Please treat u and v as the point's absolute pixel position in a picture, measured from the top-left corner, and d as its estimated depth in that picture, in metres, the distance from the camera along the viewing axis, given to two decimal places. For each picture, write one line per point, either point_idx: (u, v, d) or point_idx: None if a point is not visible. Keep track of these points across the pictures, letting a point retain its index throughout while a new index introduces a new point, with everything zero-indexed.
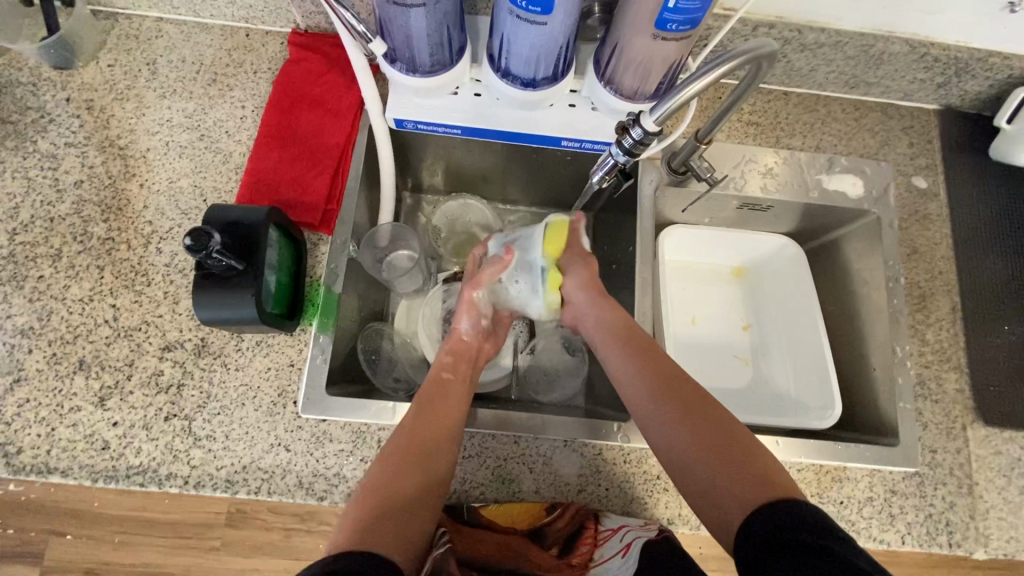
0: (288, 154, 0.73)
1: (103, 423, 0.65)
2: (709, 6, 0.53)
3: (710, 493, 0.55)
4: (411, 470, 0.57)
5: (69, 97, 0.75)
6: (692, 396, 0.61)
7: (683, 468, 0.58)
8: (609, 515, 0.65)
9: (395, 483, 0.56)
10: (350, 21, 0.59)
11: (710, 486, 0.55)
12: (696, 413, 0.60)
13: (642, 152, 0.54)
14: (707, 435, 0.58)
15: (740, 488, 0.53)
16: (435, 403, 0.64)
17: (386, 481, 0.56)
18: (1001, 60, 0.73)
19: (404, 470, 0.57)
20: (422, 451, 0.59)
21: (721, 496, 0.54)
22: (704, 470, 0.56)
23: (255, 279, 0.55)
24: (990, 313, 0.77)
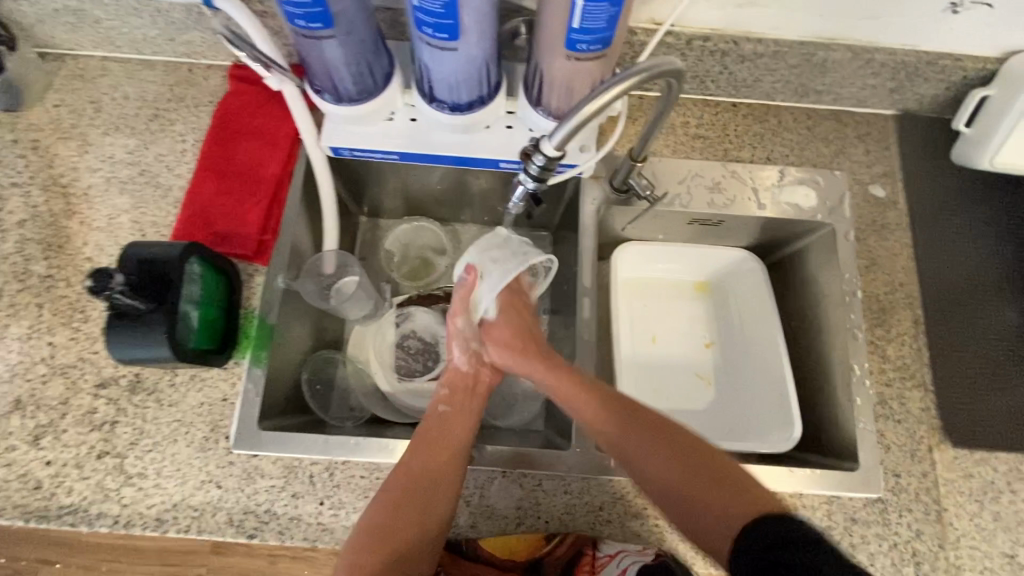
0: (225, 186, 0.73)
1: (36, 462, 0.65)
2: (615, 25, 0.52)
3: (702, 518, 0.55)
4: (413, 519, 0.59)
5: (15, 138, 0.76)
6: (653, 423, 0.62)
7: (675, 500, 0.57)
8: (608, 541, 0.64)
9: (395, 533, 0.58)
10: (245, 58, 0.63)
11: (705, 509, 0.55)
12: (665, 441, 0.60)
13: (551, 178, 0.52)
14: (684, 459, 0.58)
15: (730, 507, 0.54)
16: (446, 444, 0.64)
17: (388, 530, 0.58)
18: (952, 62, 0.71)
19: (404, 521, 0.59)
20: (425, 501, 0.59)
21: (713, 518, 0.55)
22: (693, 497, 0.56)
23: (168, 317, 0.56)
24: (955, 327, 0.73)
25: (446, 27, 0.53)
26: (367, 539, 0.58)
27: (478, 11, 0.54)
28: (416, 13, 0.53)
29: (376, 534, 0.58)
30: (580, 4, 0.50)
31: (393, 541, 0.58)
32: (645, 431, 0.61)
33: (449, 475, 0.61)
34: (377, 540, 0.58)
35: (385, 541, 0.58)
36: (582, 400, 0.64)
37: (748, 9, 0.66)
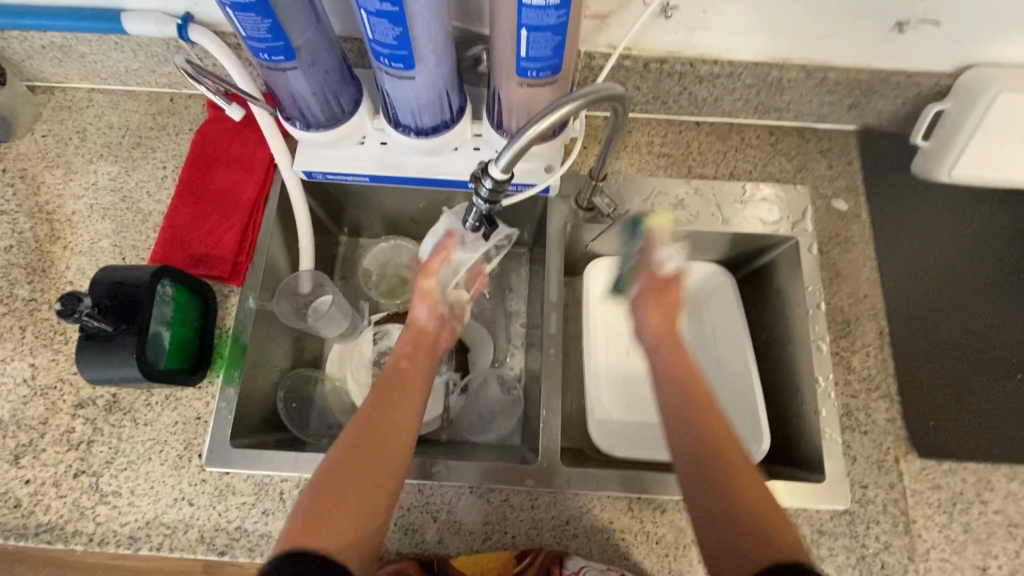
0: (201, 210, 0.75)
1: (15, 481, 0.66)
2: (560, 53, 0.55)
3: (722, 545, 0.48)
4: (378, 460, 0.55)
5: (4, 167, 0.79)
6: (731, 442, 0.53)
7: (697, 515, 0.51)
8: (574, 558, 0.63)
9: (360, 473, 0.53)
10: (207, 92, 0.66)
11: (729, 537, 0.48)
12: (733, 461, 0.52)
13: (502, 198, 0.54)
14: (738, 483, 0.50)
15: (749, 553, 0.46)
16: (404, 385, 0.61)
17: (347, 472, 0.53)
18: (904, 79, 0.73)
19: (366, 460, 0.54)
20: (386, 437, 0.56)
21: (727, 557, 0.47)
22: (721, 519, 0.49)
23: (139, 337, 0.58)
24: (920, 337, 0.73)
25: (401, 58, 0.56)
26: (324, 486, 0.52)
27: (432, 43, 0.57)
28: (372, 45, 0.56)
29: (334, 476, 0.53)
30: (524, 34, 0.52)
31: (355, 484, 0.53)
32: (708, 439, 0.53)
33: (409, 412, 0.59)
34: (339, 486, 0.52)
35: (347, 484, 0.53)
36: (672, 395, 0.57)
37: (701, 32, 0.68)
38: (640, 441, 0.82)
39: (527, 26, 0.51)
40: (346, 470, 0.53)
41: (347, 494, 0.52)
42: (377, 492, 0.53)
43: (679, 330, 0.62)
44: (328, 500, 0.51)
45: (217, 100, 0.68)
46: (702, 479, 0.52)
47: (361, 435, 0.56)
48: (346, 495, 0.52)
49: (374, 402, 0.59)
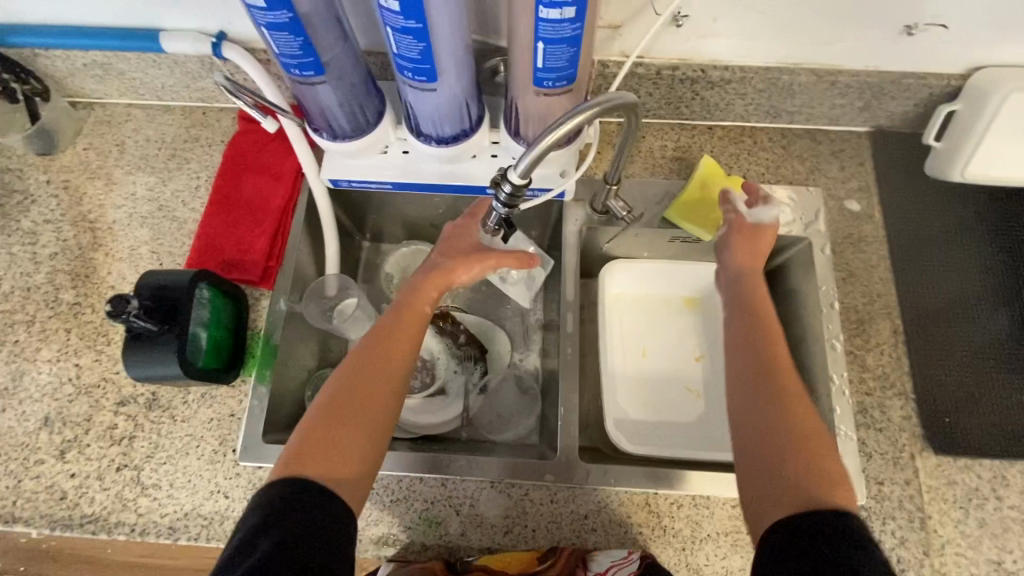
0: (234, 217, 0.79)
1: (62, 474, 0.70)
2: (575, 64, 0.57)
3: (768, 486, 0.52)
4: (373, 398, 0.59)
5: (49, 178, 0.84)
6: (798, 403, 0.57)
7: (746, 464, 0.55)
8: (597, 558, 0.64)
9: (355, 410, 0.58)
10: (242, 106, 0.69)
11: (775, 482, 0.52)
12: (795, 415, 0.56)
13: (520, 203, 0.56)
14: (794, 439, 0.54)
15: (795, 493, 0.50)
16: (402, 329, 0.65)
17: (344, 409, 0.58)
18: (915, 80, 0.74)
19: (361, 400, 0.58)
20: (380, 378, 0.60)
21: (768, 499, 0.51)
22: (772, 466, 0.53)
23: (179, 337, 0.62)
24: (935, 335, 0.74)
25: (424, 71, 0.59)
26: (323, 420, 0.57)
27: (452, 56, 0.60)
28: (396, 59, 0.59)
29: (332, 412, 0.57)
30: (541, 47, 0.55)
31: (351, 419, 0.57)
32: (766, 397, 0.58)
33: (402, 354, 0.63)
34: (335, 422, 0.57)
35: (344, 420, 0.57)
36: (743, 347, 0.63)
37: (711, 39, 0.70)
38: (656, 440, 0.83)
39: (543, 39, 0.53)
40: (344, 406, 0.58)
41: (344, 428, 0.56)
42: (372, 429, 0.58)
43: (762, 270, 0.72)
44: (326, 431, 0.56)
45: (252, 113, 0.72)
46: (754, 432, 0.56)
47: (359, 375, 0.60)
48: (342, 429, 0.56)
49: (373, 345, 0.63)
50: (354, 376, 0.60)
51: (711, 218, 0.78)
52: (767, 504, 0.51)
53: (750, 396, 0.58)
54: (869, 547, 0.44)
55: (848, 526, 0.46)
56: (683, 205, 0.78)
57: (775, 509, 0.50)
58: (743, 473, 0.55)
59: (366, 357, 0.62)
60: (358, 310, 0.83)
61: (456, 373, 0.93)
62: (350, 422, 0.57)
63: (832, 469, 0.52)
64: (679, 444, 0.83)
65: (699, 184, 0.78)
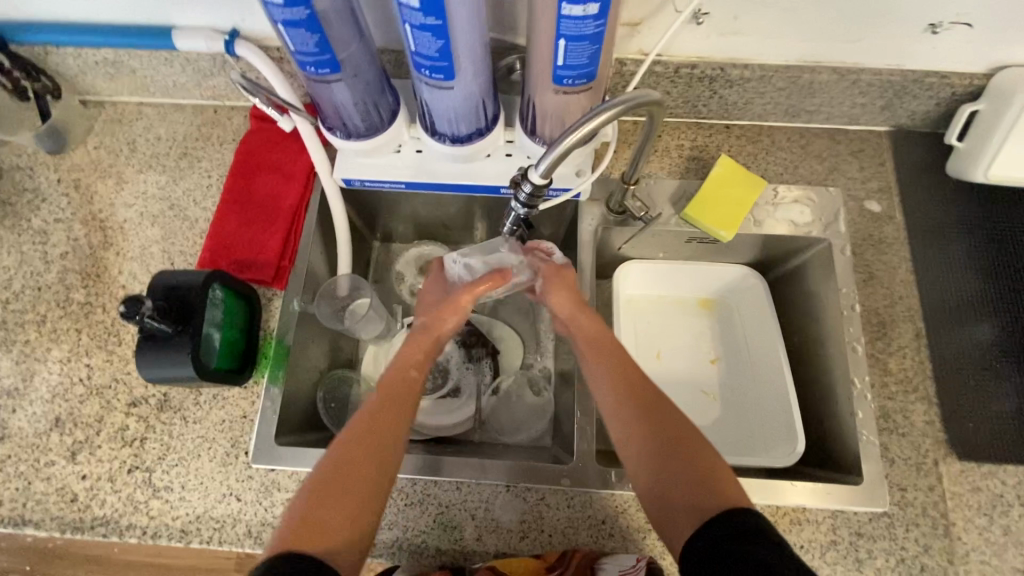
0: (246, 217, 0.79)
1: (73, 476, 0.69)
2: (597, 62, 0.56)
3: (669, 500, 0.55)
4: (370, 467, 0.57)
5: (59, 177, 0.83)
6: (664, 412, 0.60)
7: (648, 490, 0.57)
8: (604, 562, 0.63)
9: (352, 478, 0.56)
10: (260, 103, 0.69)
11: (676, 492, 0.55)
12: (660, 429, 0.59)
13: (541, 203, 0.55)
14: (668, 451, 0.57)
15: (699, 506, 0.53)
16: (396, 393, 0.63)
17: (340, 478, 0.55)
18: (939, 79, 0.72)
19: (354, 467, 0.56)
20: (378, 446, 0.58)
21: (678, 513, 0.54)
22: (668, 483, 0.56)
23: (193, 338, 0.61)
24: (959, 338, 0.72)
25: (441, 69, 0.58)
26: (318, 491, 0.55)
27: (471, 55, 0.59)
28: (414, 57, 0.58)
29: (328, 482, 0.55)
30: (562, 44, 0.54)
31: (349, 490, 0.55)
32: (645, 416, 0.60)
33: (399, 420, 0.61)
34: (331, 491, 0.55)
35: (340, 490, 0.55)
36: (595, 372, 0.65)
37: (731, 37, 0.69)
38: None
39: (565, 36, 0.52)
40: (342, 475, 0.56)
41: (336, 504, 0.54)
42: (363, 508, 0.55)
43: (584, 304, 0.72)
44: (320, 505, 0.54)
45: (270, 111, 0.71)
46: (639, 462, 0.58)
47: (356, 443, 0.58)
48: (338, 500, 0.54)
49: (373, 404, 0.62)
50: (351, 442, 0.58)
51: (730, 214, 0.76)
52: (682, 522, 0.54)
53: (629, 422, 0.60)
54: (774, 542, 0.47)
55: (748, 523, 0.49)
56: (700, 203, 0.76)
57: (687, 521, 0.53)
58: (645, 490, 0.58)
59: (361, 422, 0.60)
60: (371, 311, 0.83)
61: (467, 374, 0.92)
62: (346, 492, 0.55)
63: (710, 467, 0.56)
64: None
65: (715, 182, 0.77)
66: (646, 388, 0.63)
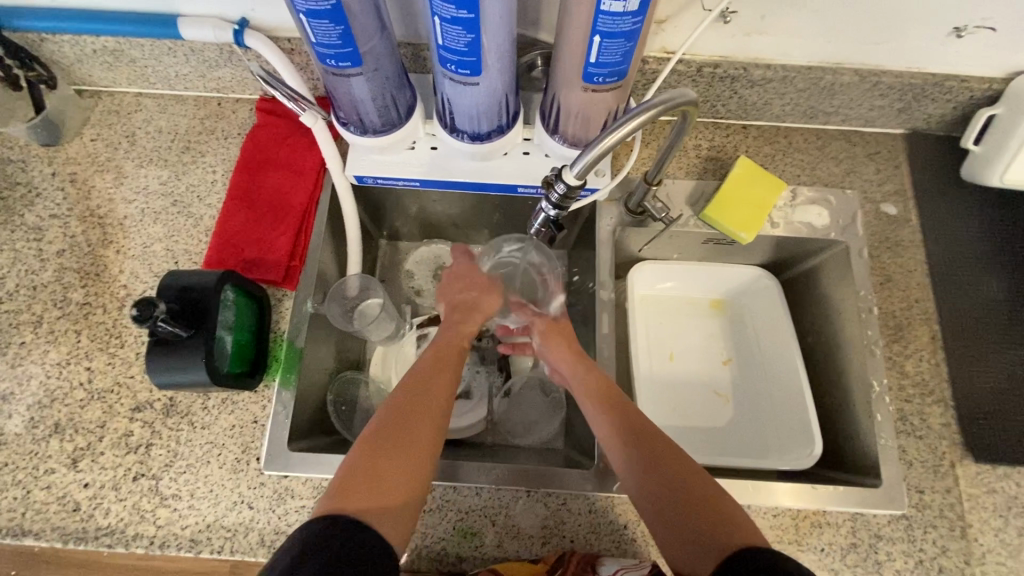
0: (254, 214, 0.76)
1: (74, 485, 0.66)
2: (630, 59, 0.55)
3: (682, 539, 0.54)
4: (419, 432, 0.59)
5: (54, 171, 0.80)
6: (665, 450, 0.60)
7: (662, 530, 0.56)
8: (606, 562, 0.62)
9: (401, 440, 0.57)
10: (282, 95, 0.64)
11: (687, 532, 0.54)
12: (671, 474, 0.58)
13: (572, 205, 0.54)
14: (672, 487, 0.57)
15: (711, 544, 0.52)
16: (445, 371, 0.67)
17: (390, 439, 0.57)
18: (958, 83, 0.72)
19: (403, 430, 0.58)
20: (425, 411, 0.61)
21: (690, 548, 0.53)
22: (679, 522, 0.55)
23: (206, 342, 0.58)
24: (973, 341, 0.73)
25: (469, 64, 0.56)
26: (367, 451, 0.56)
27: (499, 51, 0.57)
28: (440, 51, 0.56)
29: (377, 444, 0.56)
30: (597, 41, 0.52)
31: (398, 449, 0.56)
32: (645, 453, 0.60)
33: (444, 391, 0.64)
34: (377, 455, 0.55)
35: (389, 451, 0.56)
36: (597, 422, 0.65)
37: (756, 37, 0.68)
38: (685, 445, 0.81)
39: (600, 33, 0.51)
40: (395, 436, 0.57)
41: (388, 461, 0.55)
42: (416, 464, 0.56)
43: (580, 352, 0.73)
44: (372, 462, 0.55)
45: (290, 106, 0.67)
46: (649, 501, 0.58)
47: (407, 409, 0.60)
48: (388, 460, 0.55)
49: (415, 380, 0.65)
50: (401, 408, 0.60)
51: (749, 217, 0.75)
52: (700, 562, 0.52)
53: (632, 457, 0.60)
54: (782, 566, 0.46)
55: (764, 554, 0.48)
56: (721, 204, 0.75)
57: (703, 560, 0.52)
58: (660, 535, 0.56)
59: (410, 393, 0.62)
60: (381, 311, 0.84)
61: (478, 374, 0.91)
62: (398, 449, 0.56)
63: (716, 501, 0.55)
64: (708, 450, 0.81)
65: (735, 183, 0.76)
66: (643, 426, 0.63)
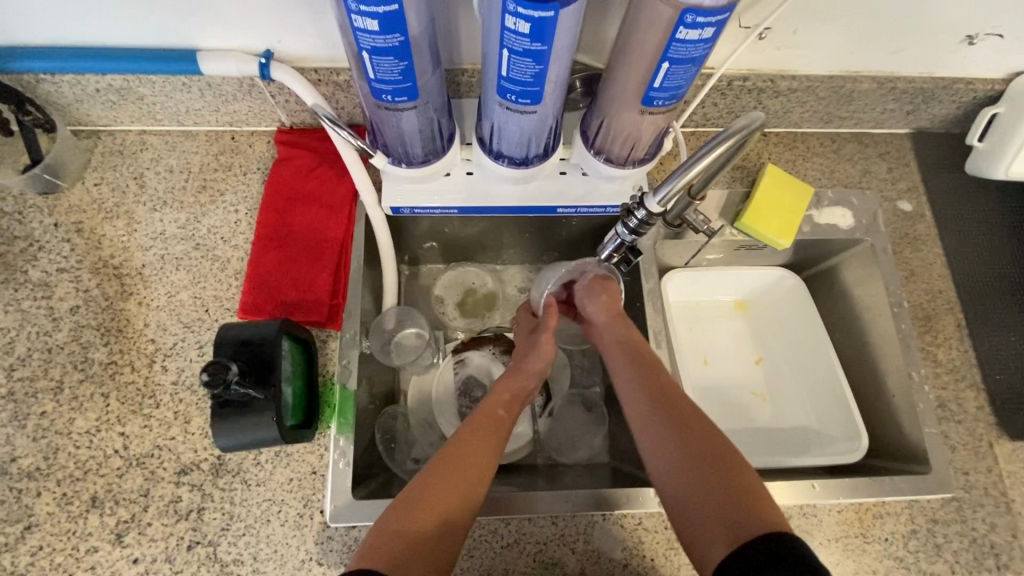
0: (288, 254, 0.73)
1: (123, 562, 0.61)
2: (692, 83, 0.55)
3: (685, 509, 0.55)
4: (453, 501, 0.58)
5: (56, 221, 0.74)
6: (693, 423, 0.60)
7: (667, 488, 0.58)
8: None
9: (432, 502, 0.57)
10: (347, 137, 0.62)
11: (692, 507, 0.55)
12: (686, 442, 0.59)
13: (647, 232, 0.55)
14: (698, 471, 0.56)
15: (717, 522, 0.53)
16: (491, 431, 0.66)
17: (423, 497, 0.57)
18: (965, 85, 0.77)
19: (441, 490, 0.58)
20: (463, 466, 0.60)
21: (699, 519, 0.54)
22: (695, 508, 0.55)
23: (274, 401, 0.55)
24: (994, 325, 0.78)
25: (531, 94, 0.55)
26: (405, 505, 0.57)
27: (559, 79, 0.57)
28: (501, 82, 0.55)
29: (408, 507, 0.56)
30: (665, 67, 0.52)
31: (429, 513, 0.56)
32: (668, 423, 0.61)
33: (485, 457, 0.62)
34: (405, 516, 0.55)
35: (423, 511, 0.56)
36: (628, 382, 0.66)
37: (785, 51, 0.70)
38: None
39: (671, 59, 0.51)
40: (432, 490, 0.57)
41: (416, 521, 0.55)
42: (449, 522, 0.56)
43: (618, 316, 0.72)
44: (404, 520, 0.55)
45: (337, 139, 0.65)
46: (675, 480, 0.57)
47: (446, 476, 0.59)
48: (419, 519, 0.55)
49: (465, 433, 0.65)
50: (439, 475, 0.59)
51: (783, 223, 0.77)
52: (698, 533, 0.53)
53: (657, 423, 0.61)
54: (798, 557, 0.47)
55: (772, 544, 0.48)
56: (757, 213, 0.77)
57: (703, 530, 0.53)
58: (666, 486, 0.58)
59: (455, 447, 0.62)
60: (419, 339, 0.82)
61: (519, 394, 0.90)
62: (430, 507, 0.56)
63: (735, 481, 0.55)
64: (753, 450, 0.83)
65: (768, 191, 0.78)
66: (677, 404, 0.62)
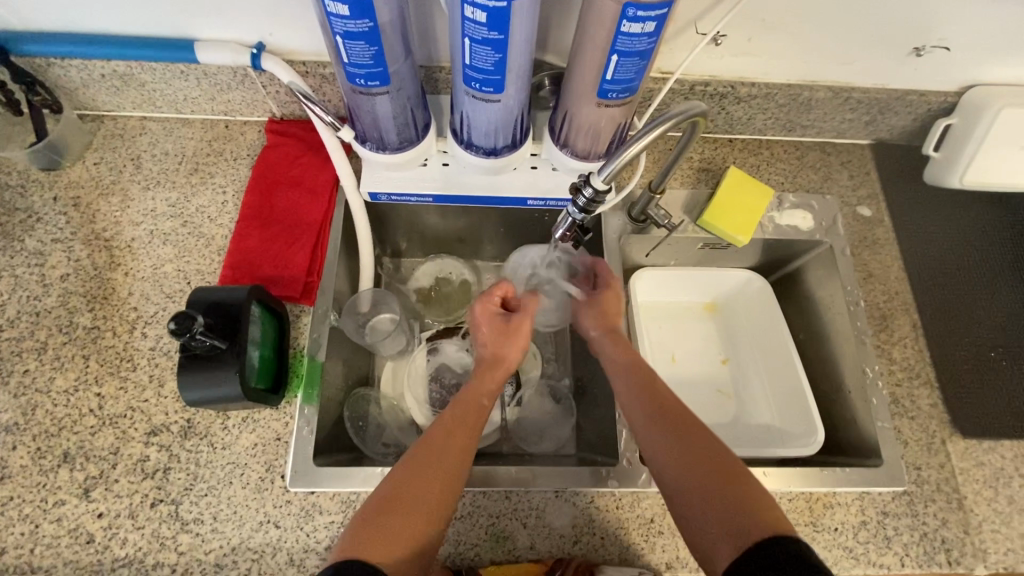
0: (269, 233, 0.77)
1: (87, 516, 0.64)
2: (642, 76, 0.60)
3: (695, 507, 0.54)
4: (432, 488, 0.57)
5: (56, 196, 0.78)
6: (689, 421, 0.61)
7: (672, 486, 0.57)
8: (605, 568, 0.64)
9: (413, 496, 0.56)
10: (318, 112, 0.68)
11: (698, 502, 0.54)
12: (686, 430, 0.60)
13: (596, 209, 0.59)
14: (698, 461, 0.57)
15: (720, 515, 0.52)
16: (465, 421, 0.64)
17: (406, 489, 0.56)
18: (917, 97, 0.81)
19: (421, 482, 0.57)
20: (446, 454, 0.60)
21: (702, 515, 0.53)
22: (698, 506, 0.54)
23: (238, 356, 0.58)
24: (949, 327, 0.80)
25: (493, 82, 0.60)
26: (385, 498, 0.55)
27: (520, 71, 0.61)
28: (466, 71, 0.60)
29: (385, 503, 0.55)
30: (614, 59, 0.57)
31: (408, 505, 0.55)
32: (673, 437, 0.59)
33: (466, 441, 0.62)
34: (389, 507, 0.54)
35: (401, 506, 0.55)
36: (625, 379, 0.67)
37: (742, 58, 0.75)
38: None
39: (619, 52, 0.56)
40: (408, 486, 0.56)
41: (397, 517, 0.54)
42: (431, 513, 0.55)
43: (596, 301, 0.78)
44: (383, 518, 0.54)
45: (320, 124, 0.70)
46: (678, 479, 0.57)
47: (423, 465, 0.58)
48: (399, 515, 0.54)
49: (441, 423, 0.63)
50: (419, 461, 0.58)
51: (744, 221, 0.81)
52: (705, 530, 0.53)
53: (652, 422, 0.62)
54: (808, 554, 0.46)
55: (785, 552, 0.46)
56: (717, 210, 0.81)
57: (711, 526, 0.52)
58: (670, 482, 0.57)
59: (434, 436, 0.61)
60: (392, 325, 0.85)
61: None
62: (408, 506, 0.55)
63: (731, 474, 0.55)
64: None
65: (728, 191, 0.81)
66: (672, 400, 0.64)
